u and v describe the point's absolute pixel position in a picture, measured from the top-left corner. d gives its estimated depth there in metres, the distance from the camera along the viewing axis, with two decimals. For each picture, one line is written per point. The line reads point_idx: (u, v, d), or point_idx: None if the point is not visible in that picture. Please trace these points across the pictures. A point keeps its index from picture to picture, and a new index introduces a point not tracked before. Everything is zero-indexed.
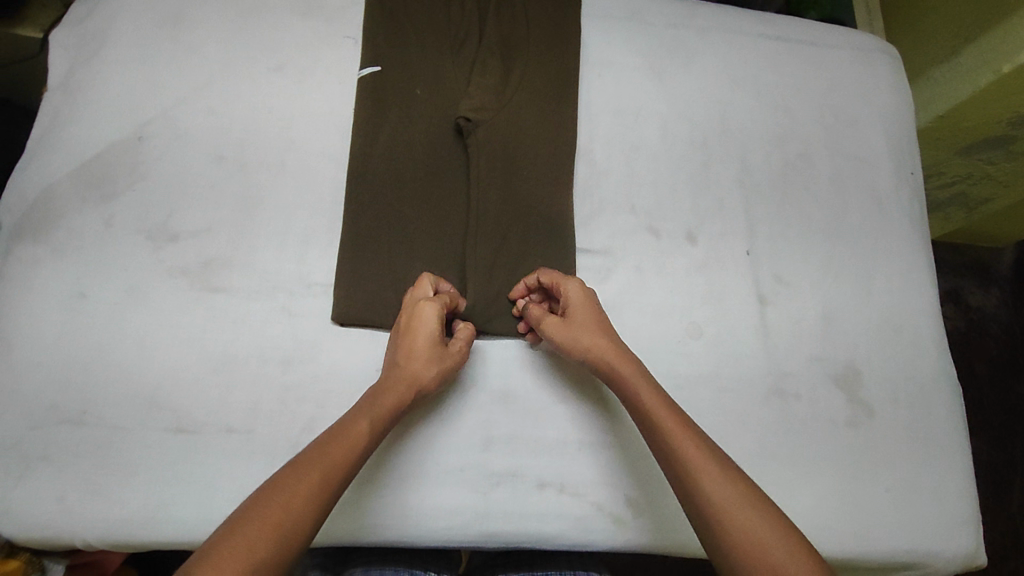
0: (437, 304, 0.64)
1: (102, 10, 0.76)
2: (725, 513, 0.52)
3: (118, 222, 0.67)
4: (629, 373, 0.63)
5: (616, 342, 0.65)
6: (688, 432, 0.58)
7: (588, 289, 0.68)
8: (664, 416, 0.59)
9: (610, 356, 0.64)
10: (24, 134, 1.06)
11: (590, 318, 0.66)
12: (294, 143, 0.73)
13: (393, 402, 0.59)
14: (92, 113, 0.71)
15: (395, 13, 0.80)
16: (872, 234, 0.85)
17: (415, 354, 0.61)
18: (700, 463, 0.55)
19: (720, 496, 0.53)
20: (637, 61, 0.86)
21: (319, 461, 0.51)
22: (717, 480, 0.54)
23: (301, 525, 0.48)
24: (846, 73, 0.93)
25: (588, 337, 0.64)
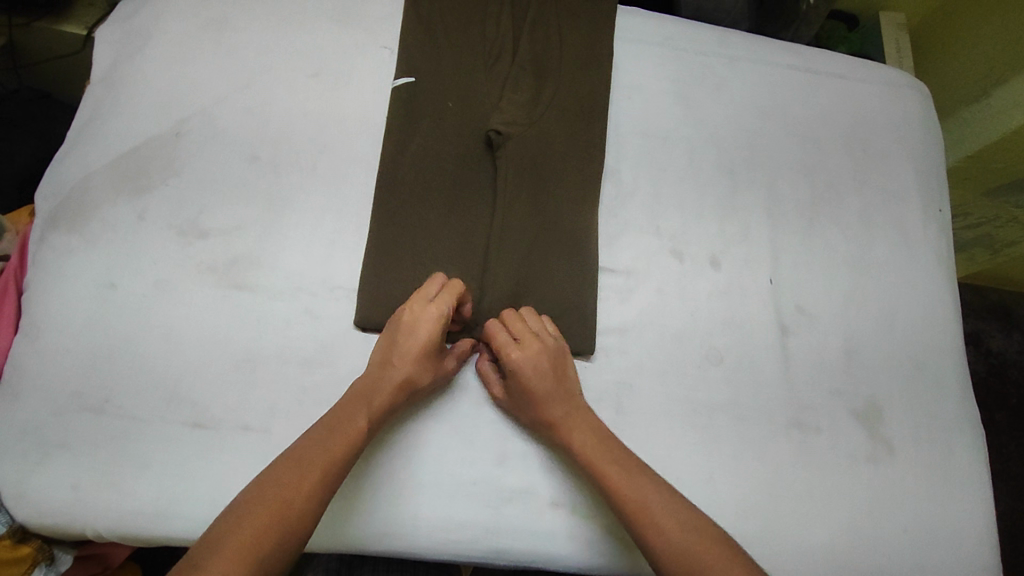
0: (435, 310, 0.64)
1: (149, 9, 0.78)
2: (684, 564, 0.55)
3: (151, 215, 0.68)
4: (578, 440, 0.63)
5: (562, 400, 0.65)
6: (644, 484, 0.60)
7: (533, 352, 0.65)
8: (612, 473, 0.61)
9: (554, 419, 0.64)
10: (61, 128, 1.08)
11: (536, 385, 0.64)
12: (327, 148, 0.74)
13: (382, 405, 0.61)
14: (133, 109, 0.72)
15: (432, 27, 0.81)
16: (897, 269, 0.85)
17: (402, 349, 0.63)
18: (648, 518, 0.58)
19: (676, 544, 0.56)
20: (668, 86, 0.87)
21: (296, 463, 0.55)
22: (670, 531, 0.57)
23: (299, 518, 0.52)
24: (876, 107, 0.93)
25: (534, 403, 0.64)
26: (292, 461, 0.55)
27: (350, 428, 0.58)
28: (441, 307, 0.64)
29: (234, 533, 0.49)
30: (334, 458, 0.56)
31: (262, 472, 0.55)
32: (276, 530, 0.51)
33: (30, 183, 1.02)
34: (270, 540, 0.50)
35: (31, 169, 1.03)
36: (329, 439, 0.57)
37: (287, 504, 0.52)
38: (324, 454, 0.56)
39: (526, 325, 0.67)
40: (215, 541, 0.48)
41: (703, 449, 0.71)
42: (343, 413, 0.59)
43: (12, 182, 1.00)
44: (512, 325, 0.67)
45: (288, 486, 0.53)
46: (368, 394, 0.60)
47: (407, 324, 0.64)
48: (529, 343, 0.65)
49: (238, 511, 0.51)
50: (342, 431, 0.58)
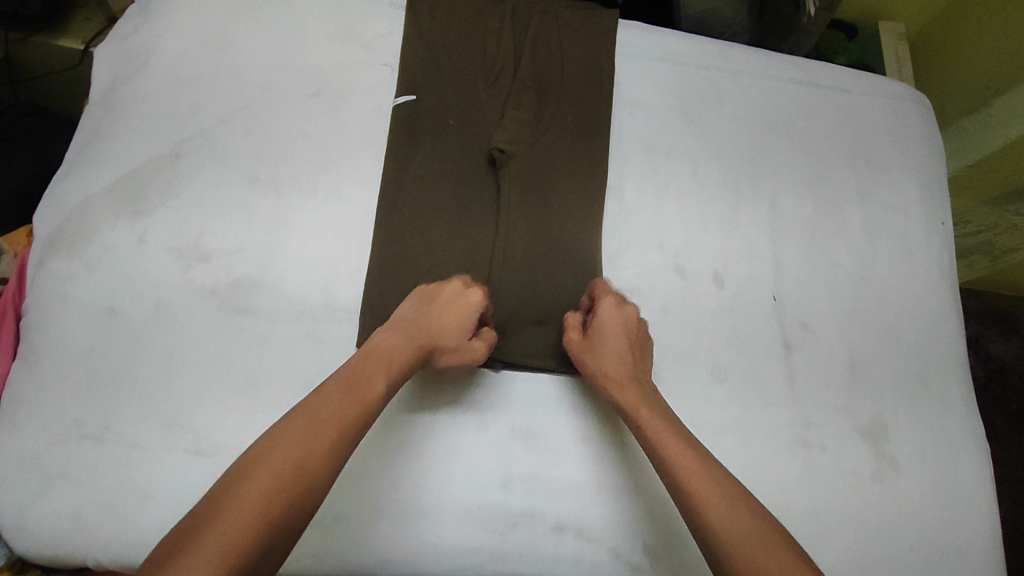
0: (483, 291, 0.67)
1: (148, 28, 0.78)
2: (740, 550, 0.54)
3: (151, 238, 0.67)
4: (645, 412, 0.63)
5: (634, 370, 0.66)
6: (703, 465, 0.59)
7: (620, 312, 0.69)
8: (670, 449, 0.60)
9: (627, 382, 0.65)
10: (60, 144, 1.08)
11: (620, 348, 0.67)
12: (328, 168, 0.74)
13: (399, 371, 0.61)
14: (133, 129, 0.72)
15: (433, 45, 0.81)
16: (900, 283, 0.84)
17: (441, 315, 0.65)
18: (707, 500, 0.57)
19: (733, 526, 0.55)
20: (669, 100, 0.87)
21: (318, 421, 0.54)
22: (733, 516, 0.56)
23: (320, 477, 0.52)
24: (877, 120, 0.93)
25: (617, 362, 0.66)
26: (332, 402, 0.56)
27: (370, 388, 0.58)
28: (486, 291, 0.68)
29: (243, 494, 0.49)
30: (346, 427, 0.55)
31: (304, 400, 0.56)
32: (284, 488, 0.50)
33: (26, 199, 1.02)
34: (278, 507, 0.49)
35: (27, 185, 1.02)
36: (360, 386, 0.58)
37: (298, 469, 0.51)
38: (343, 417, 0.55)
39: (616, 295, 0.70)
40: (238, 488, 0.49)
41: None
42: (370, 362, 0.60)
43: (8, 199, 0.99)
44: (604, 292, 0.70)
45: (304, 448, 0.52)
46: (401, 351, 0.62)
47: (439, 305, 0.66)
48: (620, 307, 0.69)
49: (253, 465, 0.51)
50: (363, 388, 0.58)
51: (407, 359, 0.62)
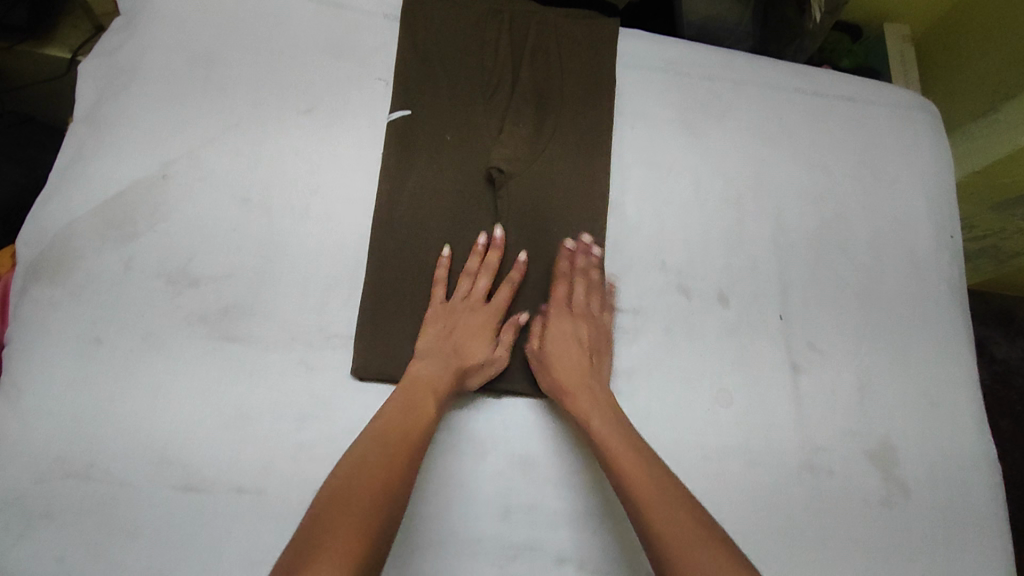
0: (483, 280, 0.70)
1: (134, 44, 0.75)
2: (671, 534, 0.55)
3: (138, 265, 0.65)
4: (596, 420, 0.64)
5: (589, 372, 0.68)
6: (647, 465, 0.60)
7: (594, 308, 0.72)
8: (612, 445, 0.62)
9: (573, 384, 0.66)
10: (47, 155, 1.05)
11: (572, 350, 0.69)
12: (320, 189, 0.72)
13: (447, 384, 0.64)
14: (119, 150, 0.69)
15: (429, 57, 0.79)
16: (908, 300, 0.83)
17: (465, 322, 0.68)
18: (641, 485, 0.58)
19: (664, 521, 0.56)
20: (671, 113, 0.85)
21: (381, 448, 0.57)
22: (669, 510, 0.56)
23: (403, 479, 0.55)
24: (884, 130, 0.91)
25: (567, 365, 0.68)
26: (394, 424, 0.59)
27: (423, 410, 0.61)
28: (487, 276, 0.71)
29: (328, 527, 0.49)
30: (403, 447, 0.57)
31: (369, 430, 0.59)
32: (365, 516, 0.51)
33: (15, 214, 1.00)
34: (372, 533, 0.50)
35: (15, 199, 1.00)
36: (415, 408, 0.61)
37: (369, 493, 0.53)
38: (397, 440, 0.58)
39: (587, 292, 0.72)
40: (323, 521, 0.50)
41: (715, 497, 0.69)
42: (421, 389, 0.63)
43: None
44: (575, 285, 0.72)
45: (361, 478, 0.54)
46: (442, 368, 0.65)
47: (445, 309, 0.69)
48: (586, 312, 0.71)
49: (335, 500, 0.52)
50: (417, 412, 0.61)
51: (450, 374, 0.65)
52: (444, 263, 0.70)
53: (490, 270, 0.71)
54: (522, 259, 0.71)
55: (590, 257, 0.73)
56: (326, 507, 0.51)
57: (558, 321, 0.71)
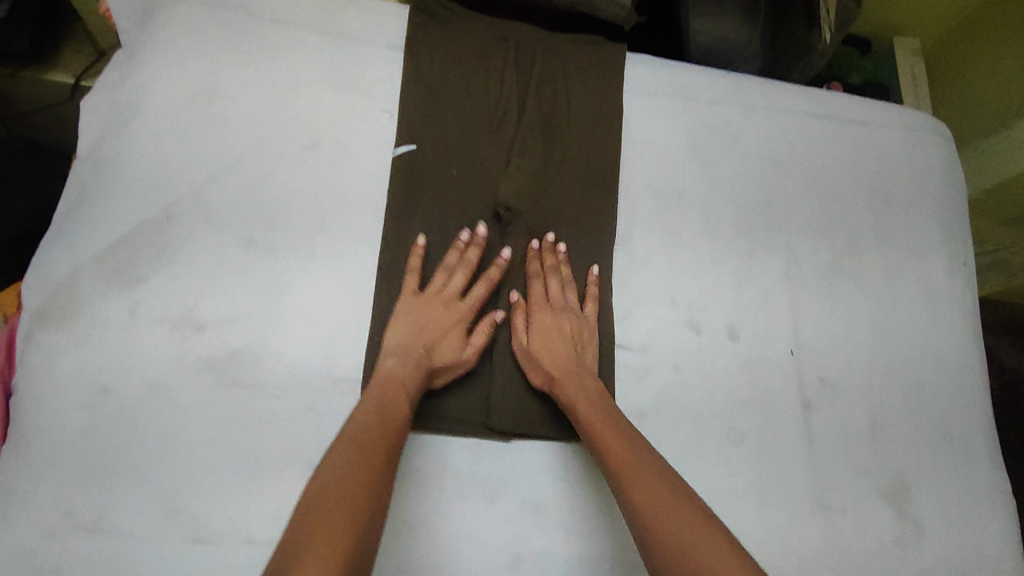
0: (460, 276, 0.70)
1: (135, 78, 0.74)
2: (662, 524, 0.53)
3: (144, 310, 0.64)
4: (582, 403, 0.65)
5: (571, 356, 0.69)
6: (628, 445, 0.60)
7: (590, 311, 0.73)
8: (608, 435, 0.61)
9: (564, 370, 0.68)
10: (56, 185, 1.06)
11: (555, 338, 0.69)
12: (326, 226, 0.71)
13: (415, 382, 0.63)
14: (121, 191, 0.68)
15: (433, 88, 0.78)
16: (918, 332, 0.82)
17: (433, 321, 0.67)
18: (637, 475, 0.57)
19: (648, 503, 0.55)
20: (680, 141, 0.84)
21: (360, 442, 0.55)
22: (658, 496, 0.55)
23: (376, 479, 0.52)
24: (895, 155, 0.89)
25: (547, 351, 0.69)
26: (363, 421, 0.57)
27: (396, 409, 0.60)
28: (462, 272, 0.70)
29: (319, 515, 0.47)
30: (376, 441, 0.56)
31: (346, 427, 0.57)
32: (357, 501, 0.49)
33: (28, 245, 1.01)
34: (363, 517, 0.49)
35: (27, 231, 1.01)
36: (381, 404, 0.59)
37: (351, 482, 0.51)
38: (373, 433, 0.56)
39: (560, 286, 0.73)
40: (305, 517, 0.47)
41: None
42: (387, 387, 0.61)
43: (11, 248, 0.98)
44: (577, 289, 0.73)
45: (333, 466, 0.52)
46: (407, 368, 0.64)
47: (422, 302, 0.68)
48: (559, 299, 0.72)
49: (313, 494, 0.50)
50: (388, 411, 0.59)
51: (420, 371, 0.64)
52: (419, 253, 0.71)
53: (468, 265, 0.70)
54: (505, 256, 0.71)
55: (558, 256, 0.74)
56: (310, 500, 0.49)
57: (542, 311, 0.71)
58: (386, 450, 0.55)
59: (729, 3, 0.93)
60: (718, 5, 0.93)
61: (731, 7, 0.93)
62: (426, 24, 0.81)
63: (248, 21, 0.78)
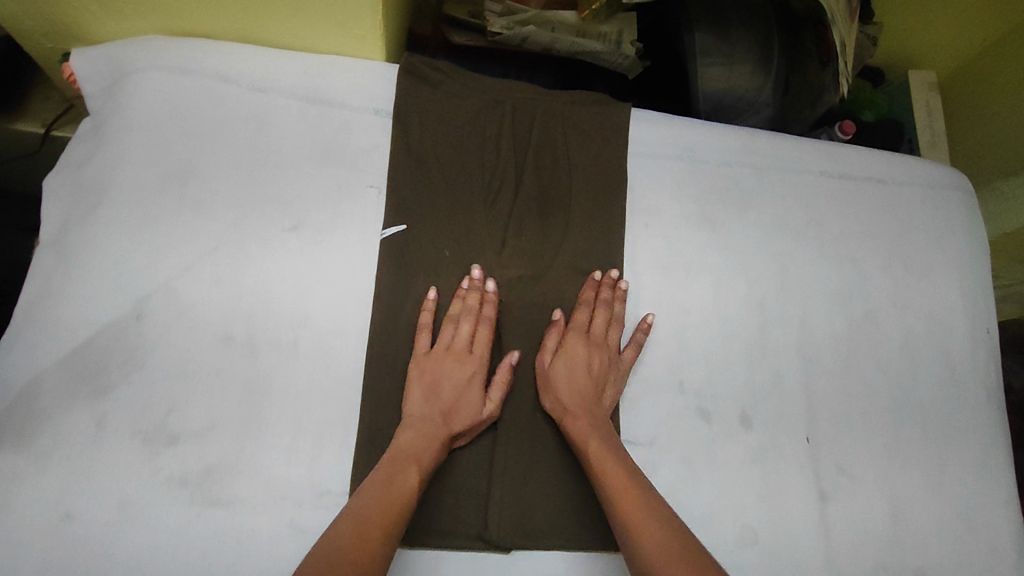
0: (459, 325, 0.68)
1: (101, 156, 0.69)
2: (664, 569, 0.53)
3: (112, 423, 0.60)
4: (594, 440, 0.63)
5: (590, 398, 0.66)
6: (634, 488, 0.59)
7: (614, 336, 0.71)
8: (609, 473, 0.60)
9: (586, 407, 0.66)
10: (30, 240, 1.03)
11: (585, 369, 0.68)
12: (308, 319, 0.66)
13: (432, 439, 0.62)
14: (85, 287, 0.63)
15: (425, 160, 0.73)
16: (940, 410, 0.78)
17: (468, 359, 0.66)
18: (639, 516, 0.57)
19: (651, 550, 0.55)
20: (688, 208, 0.78)
21: (373, 506, 0.55)
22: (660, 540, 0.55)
23: (404, 513, 0.56)
24: (916, 215, 0.84)
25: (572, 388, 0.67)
26: (406, 459, 0.60)
27: (409, 470, 0.59)
28: (460, 322, 0.68)
29: None
30: (389, 502, 0.56)
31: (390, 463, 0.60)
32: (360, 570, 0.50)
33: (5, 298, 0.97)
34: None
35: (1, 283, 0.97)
36: (422, 446, 0.61)
37: (359, 548, 0.52)
38: (388, 493, 0.56)
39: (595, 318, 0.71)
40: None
41: None
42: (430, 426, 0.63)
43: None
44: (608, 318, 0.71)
45: (344, 528, 0.53)
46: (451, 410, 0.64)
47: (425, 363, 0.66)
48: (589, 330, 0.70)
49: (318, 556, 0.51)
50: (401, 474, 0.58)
51: (439, 431, 0.63)
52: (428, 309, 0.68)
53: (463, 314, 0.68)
54: (490, 289, 0.69)
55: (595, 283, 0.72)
56: (316, 557, 0.51)
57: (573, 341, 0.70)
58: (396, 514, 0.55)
59: (740, 52, 0.88)
60: (728, 54, 0.88)
61: (741, 56, 0.88)
62: (417, 88, 0.75)
63: (222, 89, 0.72)
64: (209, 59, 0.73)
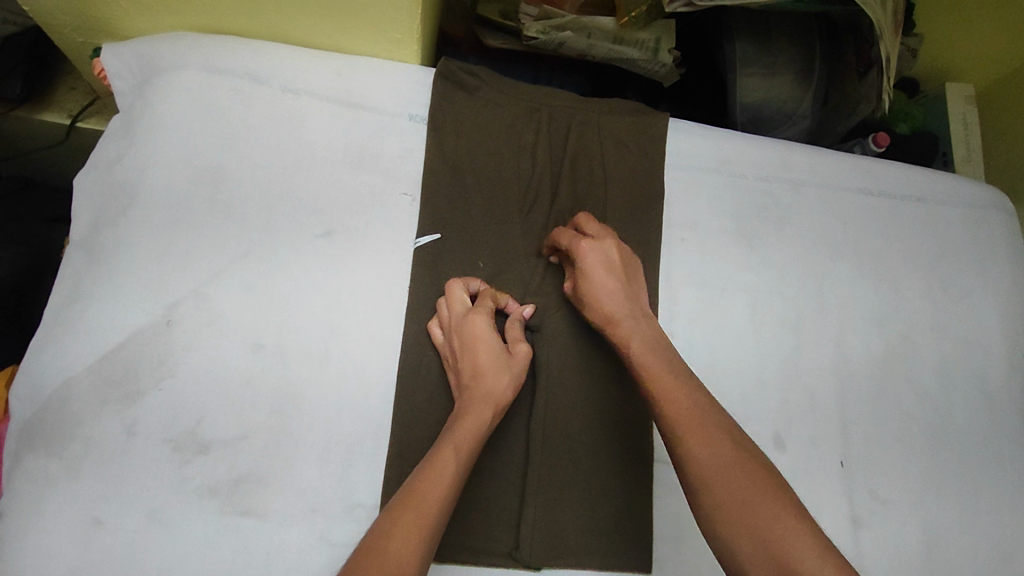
0: (487, 307, 0.65)
1: (133, 155, 0.68)
2: (714, 474, 0.51)
3: (142, 430, 0.59)
4: (637, 343, 0.61)
5: (623, 299, 0.63)
6: (682, 392, 0.56)
7: (604, 244, 0.66)
8: (662, 380, 0.58)
9: (619, 310, 0.63)
10: (60, 235, 1.00)
11: (601, 278, 0.64)
12: (340, 329, 0.65)
13: (474, 423, 0.58)
14: (117, 290, 0.63)
15: (461, 169, 0.72)
16: (977, 436, 0.76)
17: (490, 334, 0.63)
18: (690, 421, 0.54)
19: (703, 454, 0.52)
20: (725, 223, 0.77)
21: (417, 501, 0.51)
22: (711, 444, 0.52)
23: (444, 504, 0.52)
24: (956, 235, 0.83)
25: (596, 296, 0.64)
26: (439, 446, 0.56)
27: (450, 458, 0.55)
28: (487, 303, 0.66)
29: None
30: (433, 493, 0.52)
31: (422, 459, 0.56)
32: (405, 567, 0.47)
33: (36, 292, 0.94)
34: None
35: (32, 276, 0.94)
36: (454, 431, 0.57)
37: (402, 540, 0.48)
38: (434, 484, 0.52)
39: (598, 226, 0.68)
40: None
41: None
42: (461, 407, 0.60)
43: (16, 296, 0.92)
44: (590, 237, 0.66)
45: (388, 525, 0.49)
46: (483, 388, 0.61)
47: (465, 347, 0.63)
48: (589, 238, 0.65)
49: (362, 555, 0.47)
50: (439, 464, 0.54)
51: (484, 411, 0.59)
52: (458, 298, 0.65)
53: (491, 294, 0.67)
54: (527, 313, 0.68)
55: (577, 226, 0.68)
56: (365, 556, 0.47)
57: (576, 256, 0.65)
58: (440, 509, 0.51)
59: (781, 64, 0.87)
60: (768, 65, 0.86)
61: (782, 68, 0.87)
62: (452, 93, 0.74)
63: (255, 90, 0.71)
64: (241, 58, 0.71)
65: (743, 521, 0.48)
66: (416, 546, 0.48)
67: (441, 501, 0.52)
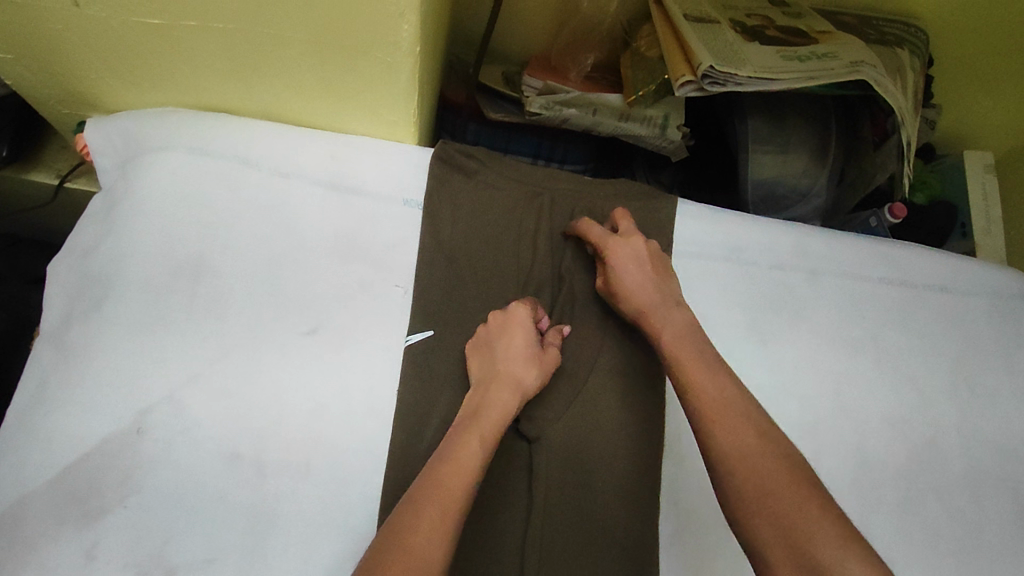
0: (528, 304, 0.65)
1: (111, 243, 0.64)
2: (749, 465, 0.49)
3: (103, 553, 0.54)
4: (667, 334, 0.60)
5: (659, 290, 0.63)
6: (715, 380, 0.55)
7: (638, 243, 0.66)
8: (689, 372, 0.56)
9: (649, 302, 0.62)
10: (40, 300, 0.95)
11: (636, 272, 0.64)
12: (323, 437, 0.60)
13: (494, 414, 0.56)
14: (85, 393, 0.58)
15: (457, 259, 0.68)
16: (1013, 553, 0.70)
17: (524, 325, 0.63)
18: (720, 411, 0.53)
19: (736, 445, 0.50)
20: (738, 317, 0.72)
21: (437, 489, 0.48)
22: (743, 434, 0.51)
23: (466, 490, 0.49)
24: (983, 329, 0.78)
25: (631, 288, 0.64)
26: (460, 438, 0.53)
27: (470, 449, 0.52)
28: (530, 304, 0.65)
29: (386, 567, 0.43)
30: (454, 482, 0.49)
31: (442, 447, 0.53)
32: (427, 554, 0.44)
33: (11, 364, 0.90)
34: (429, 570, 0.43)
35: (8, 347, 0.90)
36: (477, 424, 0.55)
37: (420, 526, 0.45)
38: (457, 473, 0.50)
39: (631, 224, 0.68)
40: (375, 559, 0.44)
41: None
42: (481, 400, 0.58)
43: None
44: (628, 234, 0.67)
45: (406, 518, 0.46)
46: (506, 371, 0.60)
47: (498, 331, 0.63)
48: (626, 237, 0.66)
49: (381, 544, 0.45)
50: (459, 457, 0.51)
51: (504, 399, 0.58)
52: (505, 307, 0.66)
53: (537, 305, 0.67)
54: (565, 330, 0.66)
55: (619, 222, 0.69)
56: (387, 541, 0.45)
57: (610, 254, 0.65)
58: (461, 493, 0.48)
59: (795, 143, 0.83)
60: (782, 144, 0.83)
61: (796, 148, 0.83)
62: (448, 177, 0.71)
63: (242, 173, 0.67)
64: (228, 137, 0.68)
65: (779, 514, 0.46)
66: (434, 533, 0.45)
67: (464, 485, 0.49)
